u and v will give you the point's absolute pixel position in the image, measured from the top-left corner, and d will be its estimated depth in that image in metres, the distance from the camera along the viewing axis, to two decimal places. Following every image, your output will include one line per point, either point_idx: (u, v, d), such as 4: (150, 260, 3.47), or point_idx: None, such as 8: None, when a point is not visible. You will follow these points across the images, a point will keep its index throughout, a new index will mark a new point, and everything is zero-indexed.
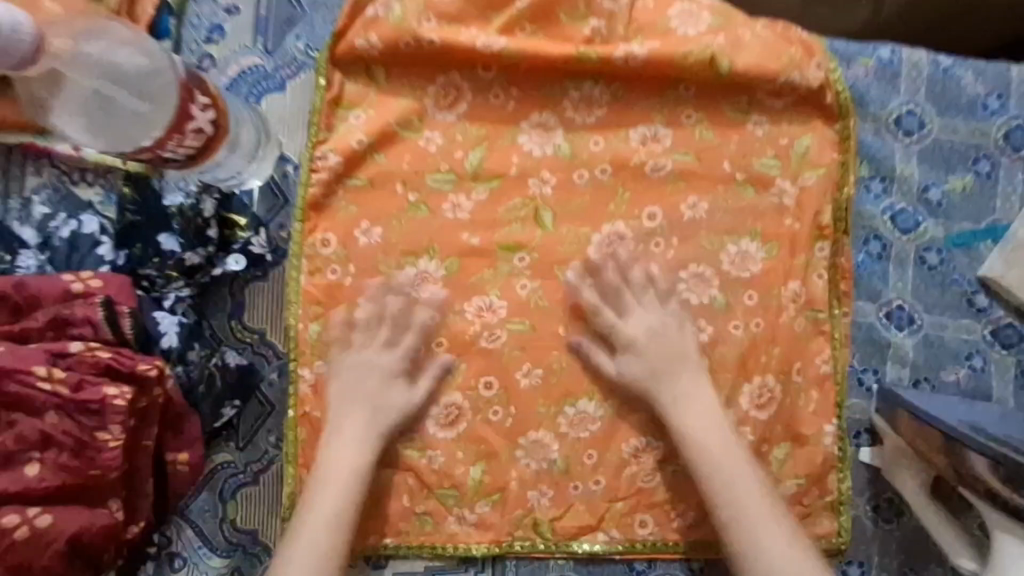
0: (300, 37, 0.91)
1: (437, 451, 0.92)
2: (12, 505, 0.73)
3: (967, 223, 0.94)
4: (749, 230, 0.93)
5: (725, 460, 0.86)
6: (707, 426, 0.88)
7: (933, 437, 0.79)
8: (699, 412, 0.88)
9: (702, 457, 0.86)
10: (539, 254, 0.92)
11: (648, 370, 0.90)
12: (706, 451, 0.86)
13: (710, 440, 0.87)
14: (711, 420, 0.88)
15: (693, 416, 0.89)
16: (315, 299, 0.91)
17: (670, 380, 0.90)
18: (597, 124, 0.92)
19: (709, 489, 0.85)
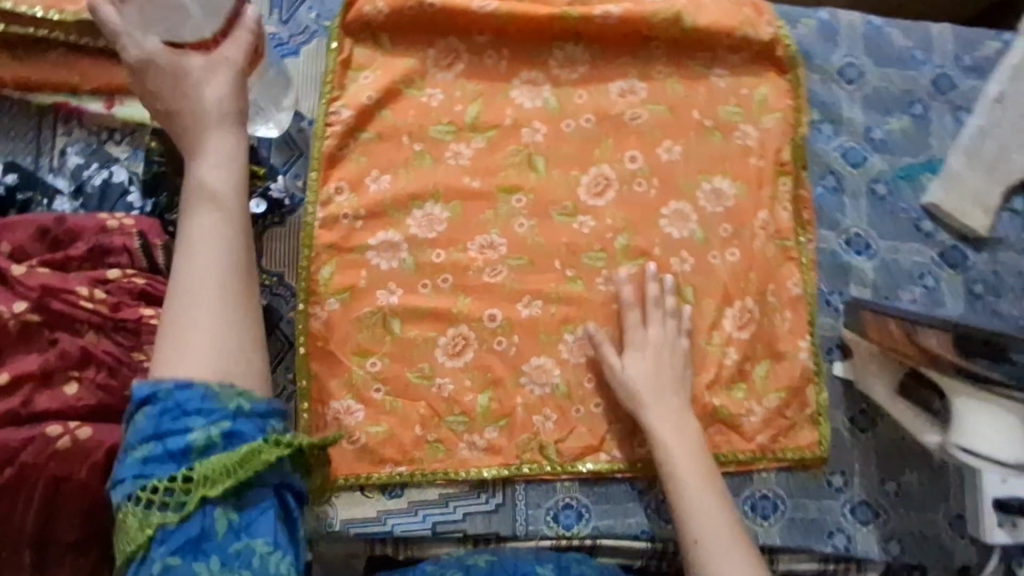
0: (312, 9, 1.05)
1: (446, 379, 0.98)
2: (50, 421, 0.75)
3: (908, 157, 1.08)
4: (719, 169, 1.04)
5: (698, 484, 0.91)
6: (688, 445, 0.94)
7: (899, 330, 0.89)
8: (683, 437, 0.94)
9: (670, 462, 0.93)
10: (535, 196, 1.02)
11: (649, 382, 0.96)
12: (683, 474, 0.91)
13: (676, 443, 0.93)
14: (690, 436, 0.94)
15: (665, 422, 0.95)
16: (331, 241, 0.98)
17: (662, 395, 0.96)
18: (580, 80, 1.05)
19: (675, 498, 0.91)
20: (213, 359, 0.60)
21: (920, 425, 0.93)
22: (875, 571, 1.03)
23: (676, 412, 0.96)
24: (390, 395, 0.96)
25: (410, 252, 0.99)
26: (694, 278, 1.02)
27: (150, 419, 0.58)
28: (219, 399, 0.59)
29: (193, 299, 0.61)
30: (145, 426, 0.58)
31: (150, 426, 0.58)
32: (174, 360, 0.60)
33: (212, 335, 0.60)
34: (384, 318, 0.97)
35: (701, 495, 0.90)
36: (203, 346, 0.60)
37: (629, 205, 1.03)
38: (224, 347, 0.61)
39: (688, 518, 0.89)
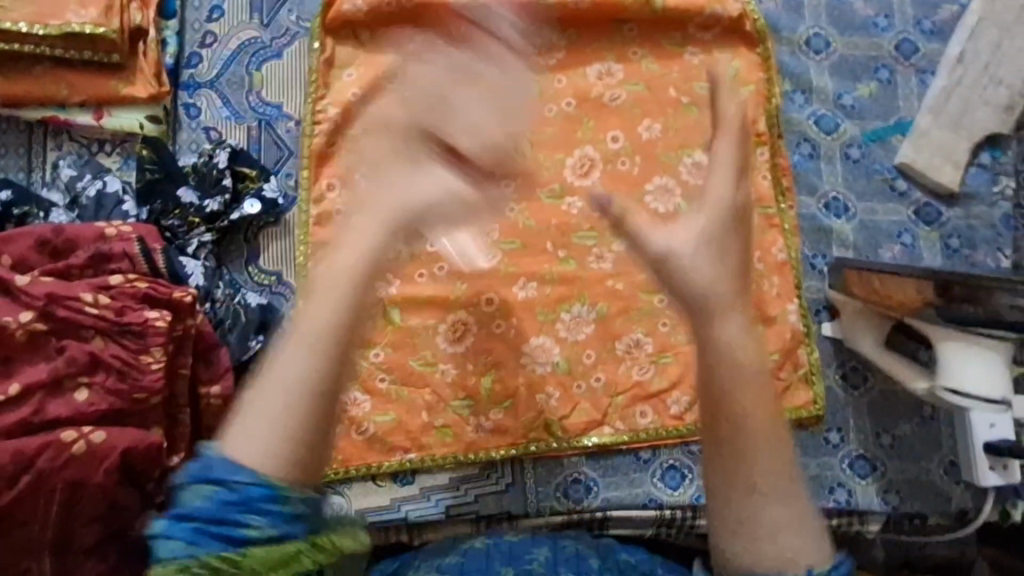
0: (291, 8, 1.06)
1: (448, 364, 0.99)
2: (64, 427, 0.78)
3: (878, 121, 1.13)
4: (700, 142, 1.07)
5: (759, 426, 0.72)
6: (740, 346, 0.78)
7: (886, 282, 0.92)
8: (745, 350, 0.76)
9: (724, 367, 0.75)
10: (523, 180, 1.04)
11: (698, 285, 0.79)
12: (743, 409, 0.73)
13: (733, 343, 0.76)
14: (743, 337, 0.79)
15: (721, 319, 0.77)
16: (326, 237, 0.99)
17: (718, 292, 0.78)
18: (558, 66, 1.09)
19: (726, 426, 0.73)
20: (275, 458, 0.61)
21: (907, 375, 0.96)
22: (877, 522, 1.06)
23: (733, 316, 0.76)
24: (396, 383, 0.98)
25: (404, 243, 1.01)
26: None
27: (209, 505, 0.60)
28: (278, 499, 0.61)
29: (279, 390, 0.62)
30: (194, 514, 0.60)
31: (203, 512, 0.60)
32: (246, 446, 0.61)
33: (273, 430, 0.61)
34: (384, 308, 0.99)
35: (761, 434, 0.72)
36: (270, 437, 0.61)
37: (614, 183, 1.06)
38: (278, 456, 0.61)
39: (742, 461, 0.72)
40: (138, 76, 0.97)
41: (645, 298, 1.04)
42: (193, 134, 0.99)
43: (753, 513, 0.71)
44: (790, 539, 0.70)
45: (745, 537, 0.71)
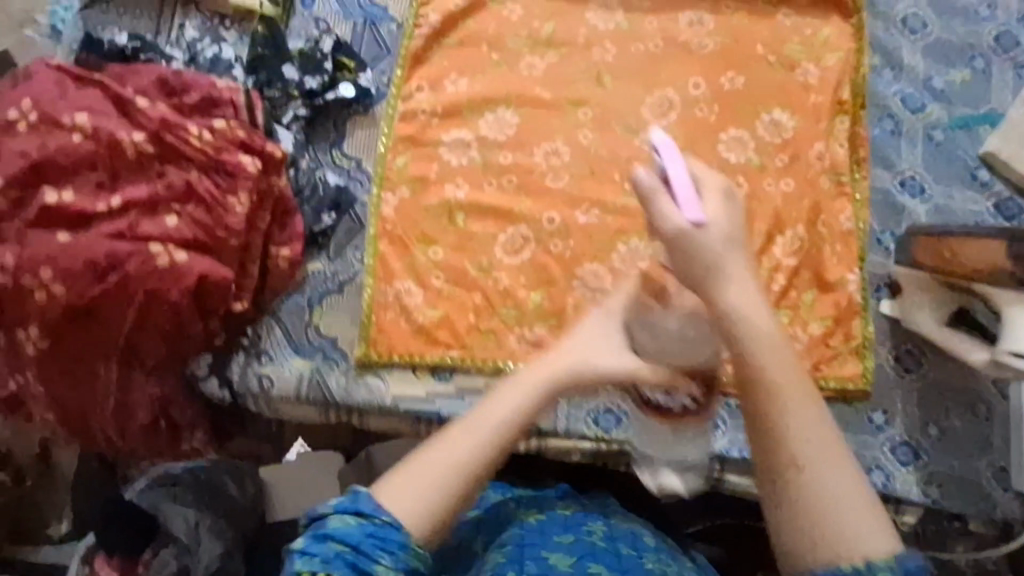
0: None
1: (502, 273, 1.02)
2: (154, 238, 0.82)
3: (967, 107, 1.10)
4: (779, 103, 1.08)
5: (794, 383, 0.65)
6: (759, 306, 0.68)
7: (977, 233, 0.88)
8: (757, 307, 0.68)
9: (737, 327, 0.67)
10: (601, 111, 1.06)
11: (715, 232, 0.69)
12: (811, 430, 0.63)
13: (749, 302, 0.68)
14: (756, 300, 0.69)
15: (732, 273, 0.69)
16: (407, 134, 1.03)
17: (728, 251, 0.69)
18: (653, 8, 1.09)
19: (753, 383, 0.66)
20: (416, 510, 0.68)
21: (964, 346, 0.96)
22: (913, 515, 1.03)
23: (743, 296, 0.68)
24: (449, 282, 1.01)
25: (479, 151, 1.04)
26: (749, 203, 1.06)
27: (358, 531, 0.65)
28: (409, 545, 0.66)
29: (434, 457, 0.70)
30: (350, 535, 0.65)
31: (347, 536, 0.65)
32: (399, 502, 0.68)
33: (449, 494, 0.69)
34: (449, 209, 1.02)
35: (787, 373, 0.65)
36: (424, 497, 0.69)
37: (690, 126, 1.07)
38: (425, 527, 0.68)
39: (799, 447, 0.63)
40: None
41: None
42: (303, 22, 1.03)
43: (815, 467, 0.62)
44: (846, 494, 0.61)
45: (818, 528, 0.61)
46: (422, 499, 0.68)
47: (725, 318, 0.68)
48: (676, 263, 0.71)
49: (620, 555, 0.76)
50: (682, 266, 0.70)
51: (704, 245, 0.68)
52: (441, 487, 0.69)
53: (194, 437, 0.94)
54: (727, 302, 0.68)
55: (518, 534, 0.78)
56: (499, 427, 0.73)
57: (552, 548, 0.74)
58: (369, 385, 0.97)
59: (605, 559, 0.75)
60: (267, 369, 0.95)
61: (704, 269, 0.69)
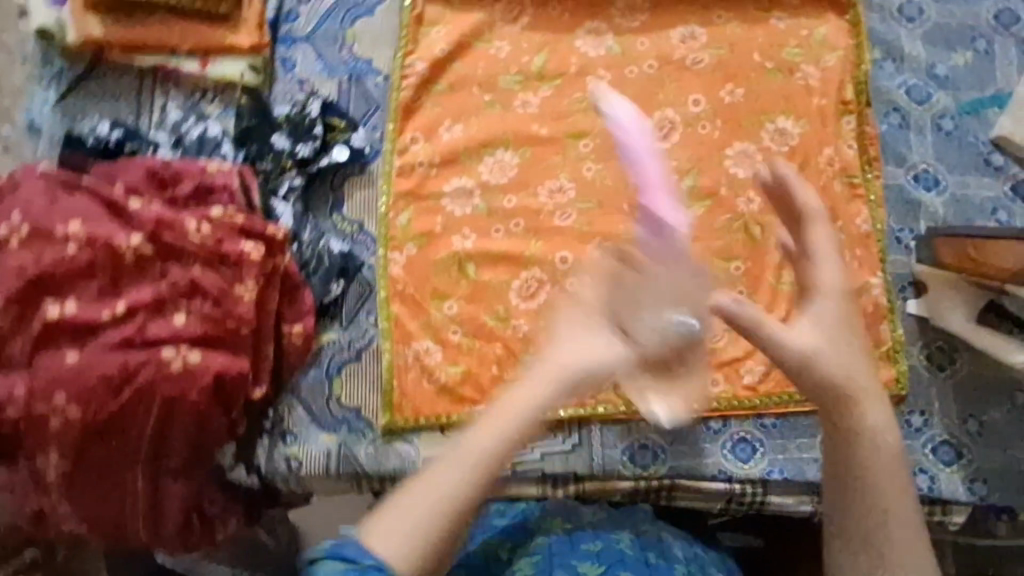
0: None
1: (521, 321, 0.99)
2: (164, 341, 0.79)
3: (974, 91, 1.08)
4: (782, 110, 1.06)
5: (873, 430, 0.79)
6: (884, 429, 0.80)
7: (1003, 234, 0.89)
8: (882, 431, 0.80)
9: (857, 444, 0.79)
10: (602, 140, 1.03)
11: (835, 359, 0.82)
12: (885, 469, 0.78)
13: (875, 422, 0.79)
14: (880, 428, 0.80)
15: (867, 397, 0.81)
16: (406, 189, 1.00)
17: (850, 375, 0.82)
18: (643, 27, 1.06)
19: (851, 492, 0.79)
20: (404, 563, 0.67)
21: (1002, 346, 0.94)
22: (961, 515, 1.01)
23: (872, 415, 0.80)
24: (467, 336, 0.99)
25: (482, 198, 1.01)
26: (762, 218, 1.04)
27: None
28: None
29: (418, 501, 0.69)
30: (346, 570, 0.64)
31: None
32: (386, 539, 0.67)
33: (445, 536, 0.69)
34: (459, 261, 1.00)
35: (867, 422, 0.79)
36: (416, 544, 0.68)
37: (694, 145, 1.04)
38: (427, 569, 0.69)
39: (887, 559, 0.77)
40: (240, 26, 0.98)
41: (721, 264, 1.03)
42: (287, 86, 1.00)
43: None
44: None
45: None
46: (405, 542, 0.67)
47: (848, 436, 0.79)
48: (799, 375, 0.82)
49: (648, 563, 0.84)
50: (803, 379, 0.81)
51: (834, 367, 0.82)
52: (426, 527, 0.68)
53: (228, 527, 0.89)
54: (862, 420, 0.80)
55: (550, 549, 0.85)
56: (495, 447, 0.71)
57: (582, 558, 0.83)
58: (397, 452, 0.95)
59: (635, 566, 0.83)
60: (293, 449, 0.92)
61: (835, 388, 0.81)
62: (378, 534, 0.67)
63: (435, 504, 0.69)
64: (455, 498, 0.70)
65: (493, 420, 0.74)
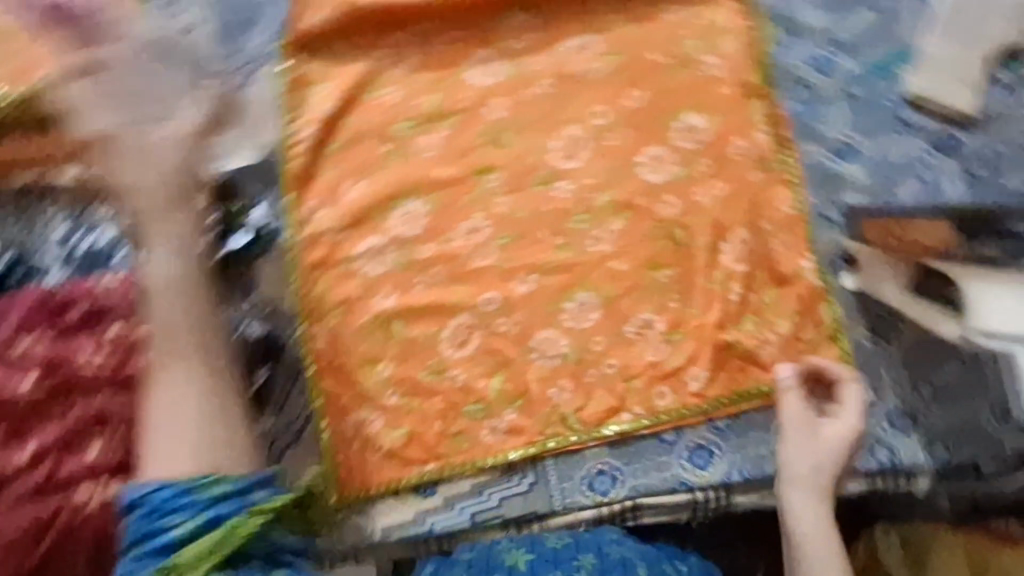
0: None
1: (456, 370, 0.99)
2: (80, 479, 0.77)
3: (882, 53, 1.06)
4: (691, 104, 1.02)
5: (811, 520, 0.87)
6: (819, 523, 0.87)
7: None
8: (811, 520, 0.87)
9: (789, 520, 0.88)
10: (509, 171, 1.00)
11: (808, 443, 0.91)
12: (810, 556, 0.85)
13: (805, 509, 0.88)
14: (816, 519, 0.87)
15: (807, 482, 0.90)
16: (318, 259, 0.98)
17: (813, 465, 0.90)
18: (534, 46, 1.02)
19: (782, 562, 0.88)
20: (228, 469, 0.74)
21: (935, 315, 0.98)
22: (927, 480, 0.97)
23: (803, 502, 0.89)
24: (405, 397, 0.98)
25: (397, 253, 0.99)
26: (684, 220, 1.01)
27: (141, 519, 0.70)
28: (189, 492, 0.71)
29: (167, 428, 0.75)
30: (143, 510, 0.70)
31: (157, 514, 0.70)
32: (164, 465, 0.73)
33: (230, 437, 0.76)
34: (384, 322, 0.99)
35: (803, 514, 0.88)
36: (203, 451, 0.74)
37: (605, 158, 1.01)
38: (243, 464, 0.76)
39: None
40: None
41: (650, 274, 1.01)
42: None
43: None
44: None
45: None
46: (181, 448, 0.73)
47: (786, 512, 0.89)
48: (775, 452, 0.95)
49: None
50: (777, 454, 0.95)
51: (800, 454, 0.91)
52: (191, 425, 0.75)
53: None
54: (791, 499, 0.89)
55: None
56: (176, 329, 0.79)
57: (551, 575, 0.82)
58: (355, 525, 0.97)
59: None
60: None
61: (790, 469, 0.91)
62: (154, 463, 0.73)
63: (173, 416, 0.75)
64: (189, 415, 0.76)
65: (159, 333, 0.79)
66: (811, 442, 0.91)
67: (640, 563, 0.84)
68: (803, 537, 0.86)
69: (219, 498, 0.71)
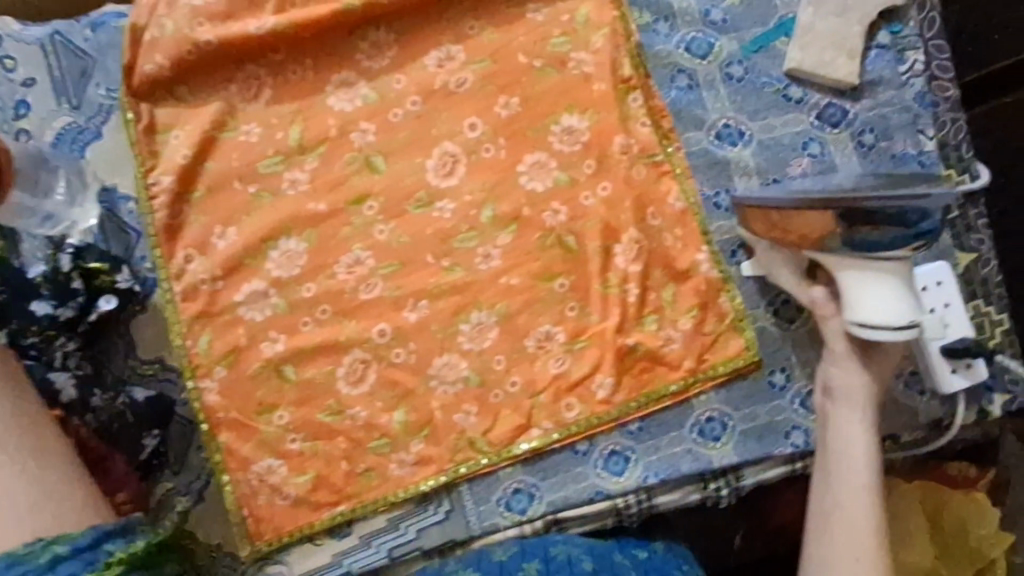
0: (86, 33, 0.99)
1: (356, 408, 0.97)
2: None
3: (757, 28, 1.02)
4: (565, 106, 0.98)
5: (865, 463, 0.86)
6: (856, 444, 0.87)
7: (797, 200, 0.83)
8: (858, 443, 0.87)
9: (832, 443, 0.89)
10: (386, 198, 0.97)
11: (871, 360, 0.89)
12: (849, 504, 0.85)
13: (849, 432, 0.88)
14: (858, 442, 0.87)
15: (851, 405, 0.89)
16: (195, 312, 0.95)
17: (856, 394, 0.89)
18: (394, 63, 0.98)
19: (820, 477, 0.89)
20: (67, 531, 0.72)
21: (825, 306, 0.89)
22: None
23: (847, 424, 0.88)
24: (308, 440, 0.96)
25: (279, 295, 0.96)
26: (572, 226, 0.99)
27: None
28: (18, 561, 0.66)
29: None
30: None
31: None
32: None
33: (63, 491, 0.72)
34: (275, 368, 0.96)
35: (852, 447, 0.87)
36: (31, 519, 0.70)
37: (482, 173, 0.98)
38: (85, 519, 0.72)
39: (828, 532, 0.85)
40: None
41: (545, 286, 0.98)
42: (32, 242, 0.91)
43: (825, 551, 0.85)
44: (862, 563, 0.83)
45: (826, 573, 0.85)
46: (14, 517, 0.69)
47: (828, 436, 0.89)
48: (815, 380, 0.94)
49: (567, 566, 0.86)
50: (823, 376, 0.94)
51: (843, 381, 0.90)
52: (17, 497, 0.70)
53: None
54: (837, 424, 0.89)
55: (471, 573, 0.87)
56: None
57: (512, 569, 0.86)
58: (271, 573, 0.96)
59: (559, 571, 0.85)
60: None
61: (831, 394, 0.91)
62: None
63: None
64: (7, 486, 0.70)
65: None
66: (868, 371, 0.89)
67: (586, 558, 0.87)
68: (849, 458, 0.87)
69: (65, 558, 0.68)
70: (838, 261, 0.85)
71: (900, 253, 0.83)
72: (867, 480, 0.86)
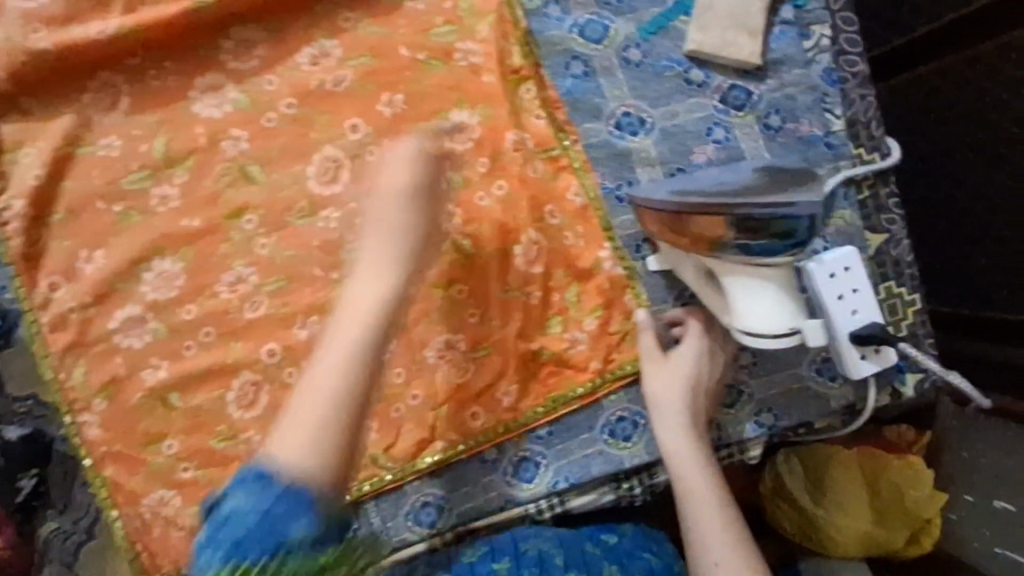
0: None
1: (250, 432, 0.91)
2: None
3: (655, 8, 0.96)
4: (453, 101, 0.93)
5: (698, 475, 0.85)
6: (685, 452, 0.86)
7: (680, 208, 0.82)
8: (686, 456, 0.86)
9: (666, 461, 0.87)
10: (266, 209, 0.91)
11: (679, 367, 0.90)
12: (701, 523, 0.82)
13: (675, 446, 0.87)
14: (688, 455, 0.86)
15: (669, 417, 0.88)
16: (68, 342, 0.89)
17: (671, 402, 0.89)
18: (263, 64, 0.91)
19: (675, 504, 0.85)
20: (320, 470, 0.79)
21: (717, 306, 0.90)
22: (758, 446, 1.00)
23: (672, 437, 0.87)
24: (200, 469, 0.90)
25: (157, 319, 0.90)
26: (468, 228, 0.94)
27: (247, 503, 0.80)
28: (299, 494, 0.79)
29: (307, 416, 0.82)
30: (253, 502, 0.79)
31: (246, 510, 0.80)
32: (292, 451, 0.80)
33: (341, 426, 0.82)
34: (160, 396, 0.90)
35: (688, 465, 0.86)
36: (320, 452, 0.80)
37: (368, 178, 0.92)
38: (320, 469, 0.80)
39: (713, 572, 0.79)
40: None
41: (441, 294, 0.94)
42: None
43: None
44: None
45: None
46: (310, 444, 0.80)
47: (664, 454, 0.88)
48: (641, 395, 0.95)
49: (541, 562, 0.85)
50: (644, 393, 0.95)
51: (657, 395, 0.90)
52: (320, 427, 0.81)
53: None
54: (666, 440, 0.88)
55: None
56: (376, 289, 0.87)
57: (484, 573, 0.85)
58: None
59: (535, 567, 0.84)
60: None
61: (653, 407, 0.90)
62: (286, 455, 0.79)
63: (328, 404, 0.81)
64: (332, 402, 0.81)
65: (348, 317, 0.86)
66: (677, 377, 0.90)
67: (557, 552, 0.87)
68: (687, 476, 0.85)
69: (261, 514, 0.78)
70: (725, 266, 0.86)
71: (783, 260, 0.83)
72: (702, 490, 0.84)
